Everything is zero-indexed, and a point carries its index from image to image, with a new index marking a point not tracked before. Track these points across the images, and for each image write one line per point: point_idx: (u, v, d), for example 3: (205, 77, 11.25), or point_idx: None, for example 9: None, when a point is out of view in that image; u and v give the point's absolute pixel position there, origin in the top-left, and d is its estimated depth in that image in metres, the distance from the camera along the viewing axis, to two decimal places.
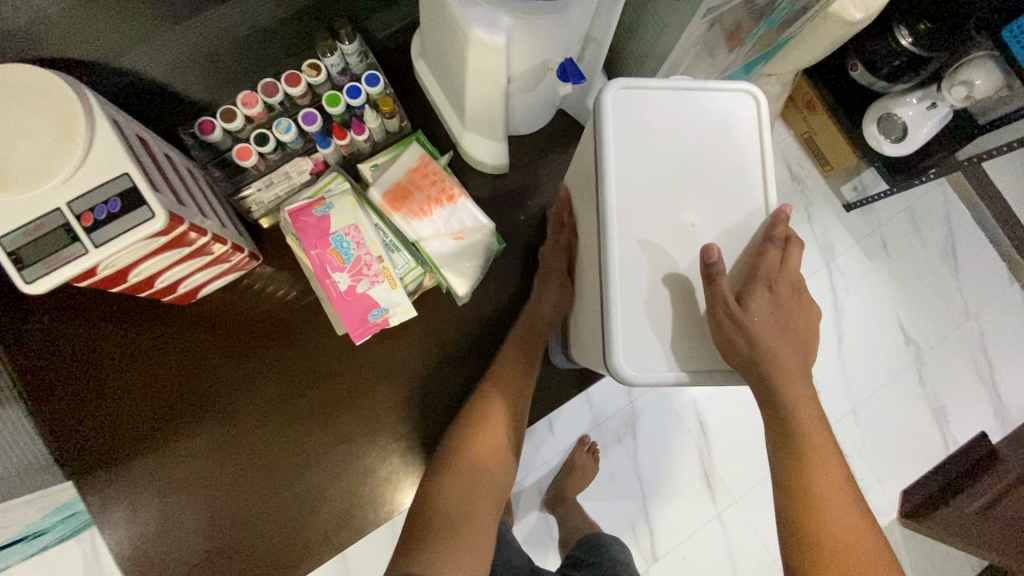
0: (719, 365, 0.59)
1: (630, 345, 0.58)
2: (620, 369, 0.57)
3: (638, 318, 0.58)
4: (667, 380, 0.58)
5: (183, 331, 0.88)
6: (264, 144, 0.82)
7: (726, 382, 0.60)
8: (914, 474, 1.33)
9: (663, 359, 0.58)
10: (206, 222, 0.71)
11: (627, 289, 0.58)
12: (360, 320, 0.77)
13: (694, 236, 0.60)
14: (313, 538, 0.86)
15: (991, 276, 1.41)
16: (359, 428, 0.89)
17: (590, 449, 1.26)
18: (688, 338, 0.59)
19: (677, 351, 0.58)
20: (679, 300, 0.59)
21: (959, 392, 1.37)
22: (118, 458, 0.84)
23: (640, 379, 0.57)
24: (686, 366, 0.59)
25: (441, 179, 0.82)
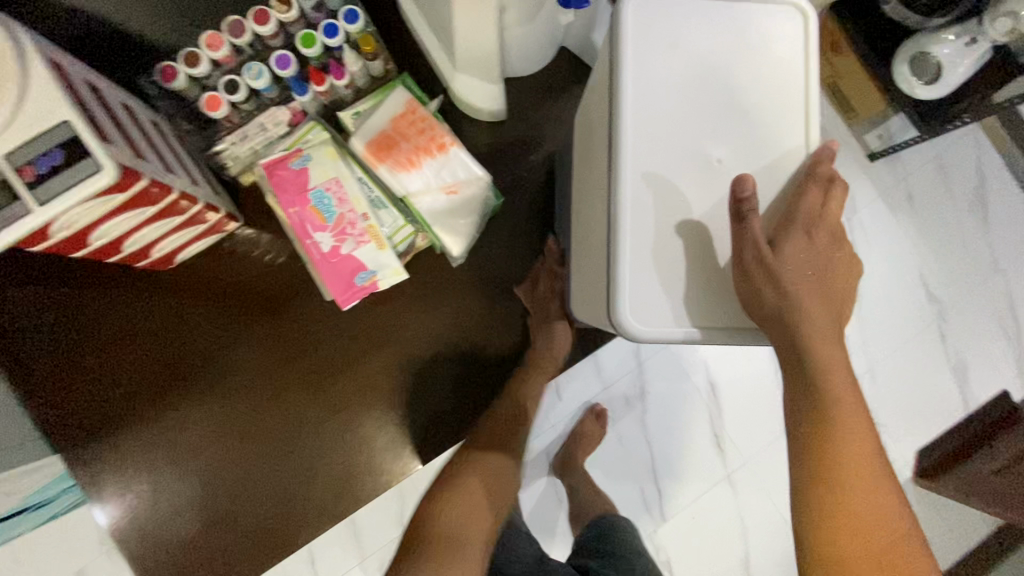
0: (741, 322, 0.53)
1: (639, 299, 0.51)
2: (628, 328, 0.51)
3: (650, 271, 0.51)
4: (682, 338, 0.52)
5: (163, 297, 0.82)
6: (235, 92, 0.74)
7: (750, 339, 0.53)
8: (929, 433, 1.29)
9: (678, 316, 0.51)
10: (171, 178, 0.65)
11: (640, 238, 0.51)
12: (346, 283, 0.71)
13: (719, 178, 0.52)
14: (311, 510, 0.83)
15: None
16: (353, 398, 0.85)
17: (598, 415, 1.21)
18: (707, 292, 0.52)
19: (696, 307, 0.52)
20: (696, 252, 0.52)
21: (983, 350, 1.30)
22: (105, 430, 0.80)
23: (648, 337, 0.51)
24: (706, 325, 0.52)
25: (430, 127, 0.74)
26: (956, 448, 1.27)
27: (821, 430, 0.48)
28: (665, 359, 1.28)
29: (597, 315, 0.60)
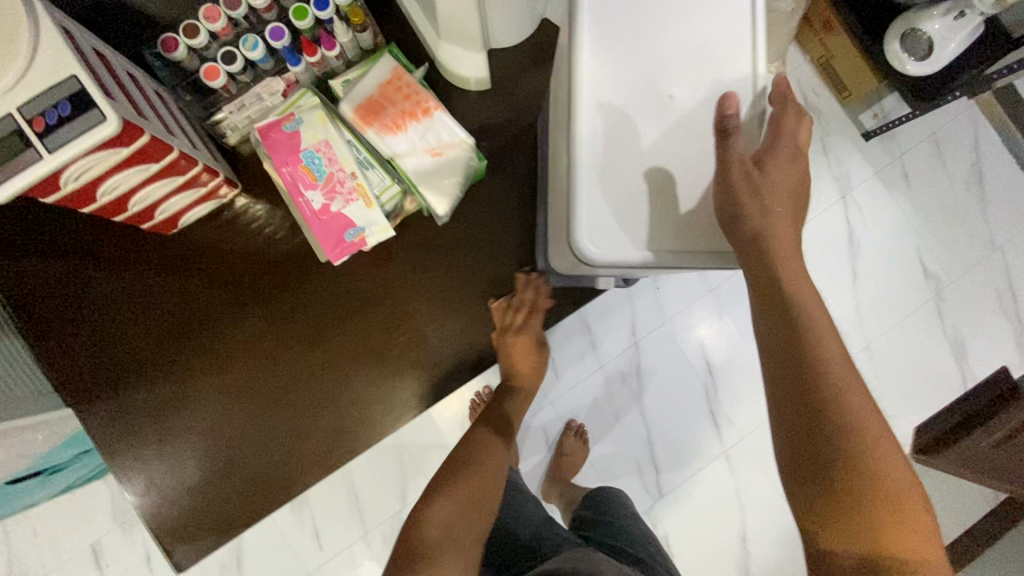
0: (695, 245, 0.58)
1: (595, 225, 0.57)
2: (584, 252, 0.56)
3: (606, 201, 0.57)
4: (636, 262, 0.57)
5: (167, 260, 0.87)
6: (232, 64, 0.78)
7: (700, 264, 0.58)
8: (928, 412, 1.30)
9: (633, 239, 0.57)
10: (172, 138, 0.70)
11: (597, 172, 0.57)
12: (336, 239, 0.76)
13: (670, 113, 0.58)
14: (308, 461, 0.87)
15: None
16: (348, 355, 0.89)
17: (578, 433, 1.27)
18: (662, 217, 0.58)
19: (648, 236, 0.57)
20: (650, 181, 0.58)
21: (984, 328, 1.31)
22: (115, 385, 0.85)
23: (603, 259, 0.57)
24: (658, 251, 0.57)
25: (415, 92, 0.78)
26: (953, 427, 1.28)
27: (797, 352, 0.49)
28: (660, 336, 1.30)
29: (567, 255, 0.66)
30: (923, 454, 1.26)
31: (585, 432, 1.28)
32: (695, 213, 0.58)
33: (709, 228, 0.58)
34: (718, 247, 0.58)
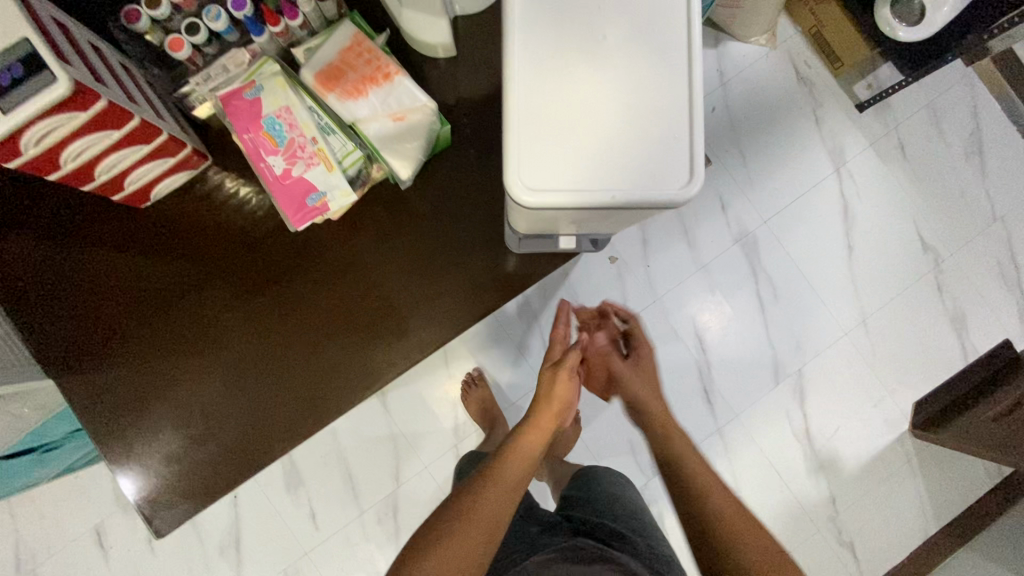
0: (628, 182, 0.59)
1: (528, 166, 0.58)
2: (516, 190, 0.58)
3: (540, 141, 0.58)
4: (569, 202, 0.58)
5: (140, 232, 0.89)
6: (195, 35, 0.80)
7: (635, 203, 0.58)
8: (883, 387, 1.55)
9: (568, 177, 0.58)
10: (133, 105, 0.72)
11: (529, 113, 0.59)
12: (298, 204, 0.77)
13: (601, 54, 0.60)
14: (282, 428, 0.89)
15: (950, 202, 1.59)
16: (320, 324, 0.90)
17: (568, 415, 1.41)
18: (597, 157, 0.59)
19: (580, 176, 0.58)
20: (584, 123, 0.59)
21: (917, 308, 1.57)
22: (92, 358, 0.87)
23: (538, 202, 0.58)
24: (591, 191, 0.58)
25: (377, 57, 0.78)
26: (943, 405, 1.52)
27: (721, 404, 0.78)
28: (653, 315, 1.53)
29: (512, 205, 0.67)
30: (922, 431, 1.51)
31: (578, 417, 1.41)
32: (629, 153, 0.59)
33: (643, 167, 0.58)
34: (651, 185, 0.58)
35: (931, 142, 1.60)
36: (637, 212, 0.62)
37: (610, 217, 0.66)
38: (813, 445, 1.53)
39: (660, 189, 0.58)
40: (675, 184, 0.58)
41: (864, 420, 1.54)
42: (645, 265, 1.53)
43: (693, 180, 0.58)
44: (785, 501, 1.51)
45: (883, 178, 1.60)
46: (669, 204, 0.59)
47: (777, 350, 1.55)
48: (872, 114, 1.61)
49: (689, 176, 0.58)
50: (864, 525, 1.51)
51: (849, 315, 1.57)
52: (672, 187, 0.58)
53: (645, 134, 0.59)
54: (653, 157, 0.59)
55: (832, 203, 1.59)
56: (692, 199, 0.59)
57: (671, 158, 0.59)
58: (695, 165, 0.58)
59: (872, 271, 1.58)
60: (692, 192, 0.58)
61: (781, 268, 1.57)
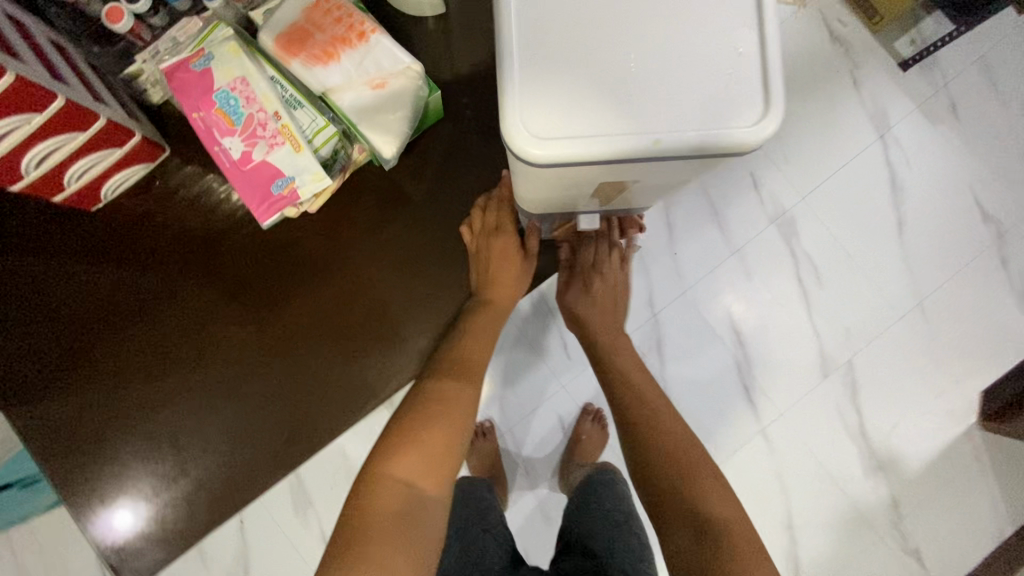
0: (686, 118, 0.39)
1: (529, 101, 0.39)
2: (514, 138, 0.39)
3: (543, 66, 0.39)
4: (590, 151, 0.39)
5: (92, 239, 0.77)
6: (136, 2, 0.67)
7: (685, 147, 0.39)
8: (945, 376, 1.37)
9: (592, 118, 0.39)
10: (57, 84, 0.60)
11: (524, 23, 0.39)
12: (263, 192, 0.66)
13: None
14: (265, 459, 0.77)
15: (1010, 166, 1.41)
16: (301, 335, 0.78)
17: (595, 418, 1.30)
18: (632, 83, 0.39)
19: (604, 110, 0.39)
20: (609, 35, 0.40)
21: (979, 284, 1.39)
22: (43, 387, 0.75)
23: (548, 157, 0.39)
24: (621, 131, 0.39)
25: (348, 14, 0.65)
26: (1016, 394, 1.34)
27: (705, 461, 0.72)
28: (680, 307, 1.37)
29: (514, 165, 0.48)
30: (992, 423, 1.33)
31: (604, 419, 1.30)
32: (674, 74, 0.39)
33: (695, 94, 0.39)
34: (709, 119, 0.39)
35: (986, 99, 1.43)
36: (693, 163, 0.43)
37: (658, 169, 0.46)
38: (870, 443, 1.36)
39: (723, 125, 0.39)
40: (742, 118, 0.39)
41: (926, 414, 1.37)
42: (671, 253, 1.38)
43: (769, 111, 0.39)
44: (841, 508, 1.34)
45: (934, 143, 1.42)
46: (736, 149, 0.40)
47: (824, 340, 1.38)
48: (916, 72, 1.43)
49: (764, 106, 0.39)
50: (931, 532, 1.33)
51: (904, 297, 1.39)
52: (739, 123, 0.39)
53: (694, 49, 0.39)
54: (718, 78, 0.39)
55: (878, 172, 1.41)
56: (769, 140, 0.39)
57: (736, 81, 0.39)
58: (774, 90, 0.38)
59: (927, 247, 1.40)
60: (769, 130, 0.39)
61: (823, 248, 1.40)
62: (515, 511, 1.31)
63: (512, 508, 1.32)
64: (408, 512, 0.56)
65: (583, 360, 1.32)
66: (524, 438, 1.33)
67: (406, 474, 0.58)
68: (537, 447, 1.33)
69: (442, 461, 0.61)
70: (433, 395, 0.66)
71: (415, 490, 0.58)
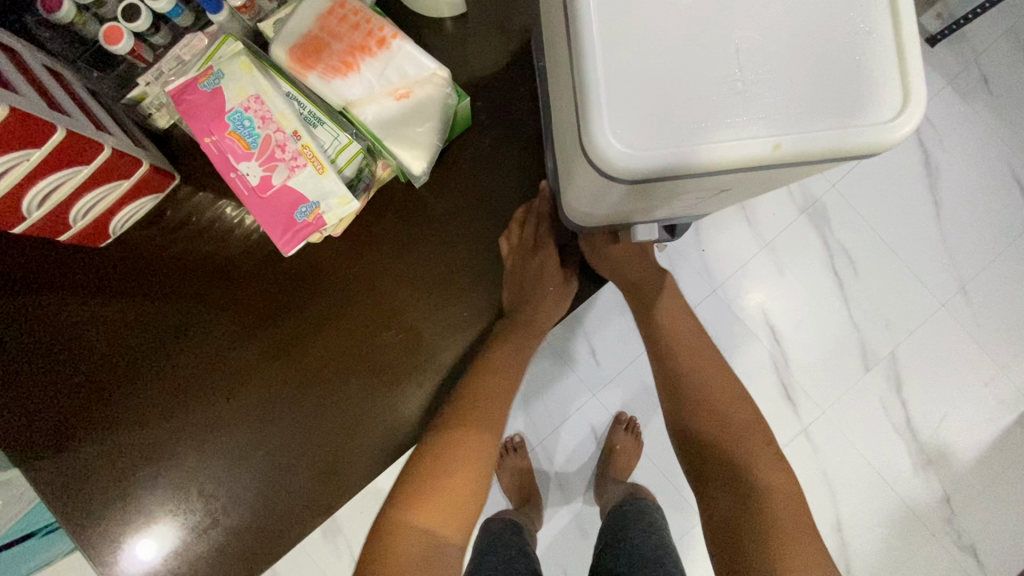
0: (808, 117, 0.33)
1: (622, 104, 0.32)
2: (610, 150, 0.32)
3: (638, 61, 0.33)
4: (699, 161, 0.33)
5: (103, 276, 0.72)
6: (135, 20, 0.62)
7: (810, 151, 0.33)
8: (993, 362, 1.31)
9: (698, 122, 0.33)
10: (55, 115, 0.55)
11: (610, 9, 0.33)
12: (286, 220, 0.61)
13: None
14: (299, 502, 0.71)
15: None
16: (330, 367, 0.72)
17: (628, 427, 1.24)
18: (740, 78, 0.33)
19: (715, 111, 0.33)
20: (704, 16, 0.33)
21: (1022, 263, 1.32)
22: (60, 438, 0.70)
23: (647, 168, 0.33)
24: (737, 135, 0.33)
25: (366, 19, 0.60)
26: None
27: (771, 477, 0.69)
28: (712, 307, 1.30)
29: (585, 177, 0.42)
30: None
31: (637, 427, 1.24)
32: (794, 63, 0.33)
33: (819, 87, 0.33)
34: (837, 115, 0.33)
35: (1019, 72, 1.36)
36: (799, 170, 0.37)
37: (748, 181, 0.40)
38: (917, 437, 1.29)
39: (853, 123, 0.33)
40: (875, 114, 0.33)
41: (975, 403, 1.30)
42: (700, 250, 1.31)
43: (906, 106, 0.33)
44: (890, 507, 1.28)
45: (969, 119, 1.34)
46: (865, 150, 0.34)
47: (864, 333, 1.31)
48: (945, 47, 1.36)
49: (900, 100, 0.33)
50: (986, 526, 1.27)
51: (946, 282, 1.32)
52: (872, 119, 0.33)
53: (814, 30, 0.33)
54: (840, 70, 0.33)
55: (909, 155, 1.34)
56: (904, 139, 0.34)
57: (864, 69, 0.34)
58: (909, 82, 0.33)
59: (967, 228, 1.33)
60: (908, 124, 0.33)
61: (858, 236, 1.32)
62: (549, 527, 1.26)
63: (548, 524, 1.26)
64: (430, 559, 0.62)
65: (614, 368, 1.26)
66: (553, 449, 1.27)
67: (425, 523, 0.64)
68: (570, 458, 1.27)
69: (457, 506, 0.66)
70: (447, 439, 0.68)
71: (429, 535, 0.64)
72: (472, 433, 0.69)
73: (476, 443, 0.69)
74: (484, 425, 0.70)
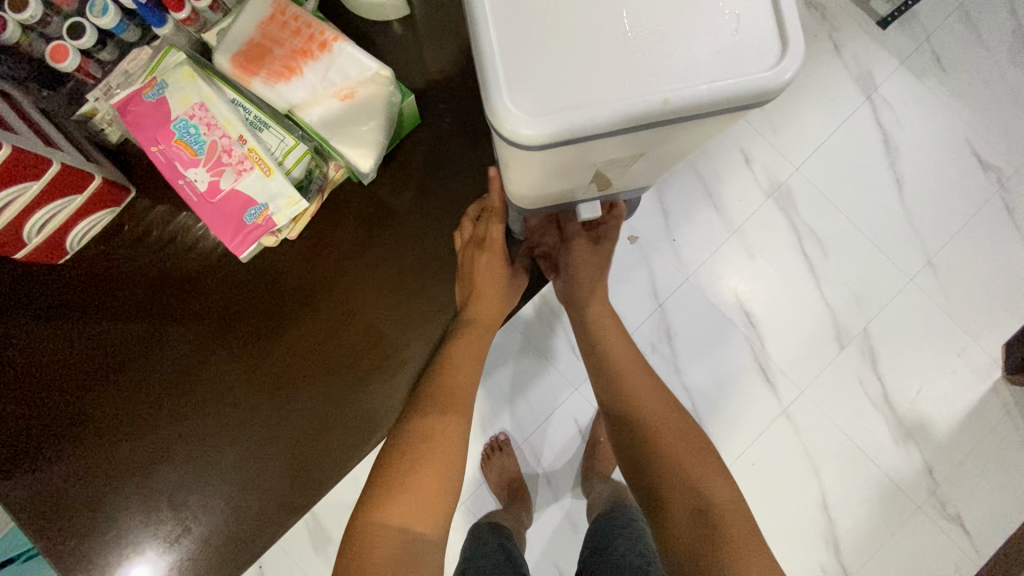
0: (691, 75, 0.36)
1: (519, 78, 0.35)
2: (510, 118, 0.35)
3: (534, 42, 0.36)
4: (596, 122, 0.36)
5: (64, 293, 0.72)
6: (81, 38, 0.63)
7: (697, 105, 0.36)
8: (965, 332, 1.33)
9: (591, 87, 0.35)
10: (1, 132, 0.56)
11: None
12: (236, 222, 0.62)
13: None
14: (271, 505, 0.72)
15: (1002, 110, 1.38)
16: (295, 370, 0.73)
17: None
18: (627, 49, 0.36)
19: (607, 77, 0.36)
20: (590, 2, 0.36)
21: (986, 234, 1.35)
22: (30, 456, 0.70)
23: (547, 135, 0.36)
24: (629, 94, 0.36)
25: (306, 24, 0.61)
26: None
27: None
28: (687, 294, 1.32)
29: (509, 158, 0.45)
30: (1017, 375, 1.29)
31: None
32: (680, 25, 0.36)
33: (702, 43, 0.36)
34: (724, 69, 0.36)
35: (970, 48, 1.39)
36: (701, 125, 0.40)
37: (658, 143, 0.43)
38: (896, 411, 1.31)
39: (737, 74, 0.36)
40: (758, 63, 0.36)
41: (949, 374, 1.32)
42: (670, 240, 1.34)
43: (785, 54, 0.36)
44: (874, 481, 1.29)
45: (924, 97, 1.38)
46: (754, 98, 0.37)
47: (837, 312, 1.33)
48: (896, 29, 1.40)
49: (781, 49, 0.36)
50: (968, 495, 1.29)
51: (912, 257, 1.34)
52: (755, 69, 0.36)
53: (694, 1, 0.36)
54: (719, 30, 0.36)
55: (869, 134, 1.37)
56: (789, 85, 0.37)
57: (744, 25, 0.37)
58: (787, 32, 0.36)
59: (929, 203, 1.36)
60: (789, 72, 0.36)
61: (824, 217, 1.35)
62: (539, 524, 1.27)
63: (538, 521, 1.27)
64: (406, 546, 0.67)
65: None
66: (538, 446, 1.28)
67: (401, 521, 0.68)
68: (557, 455, 1.28)
69: (434, 498, 0.71)
70: (422, 433, 0.73)
71: (405, 533, 0.68)
72: (442, 426, 0.74)
73: (447, 435, 0.74)
74: (454, 415, 0.76)
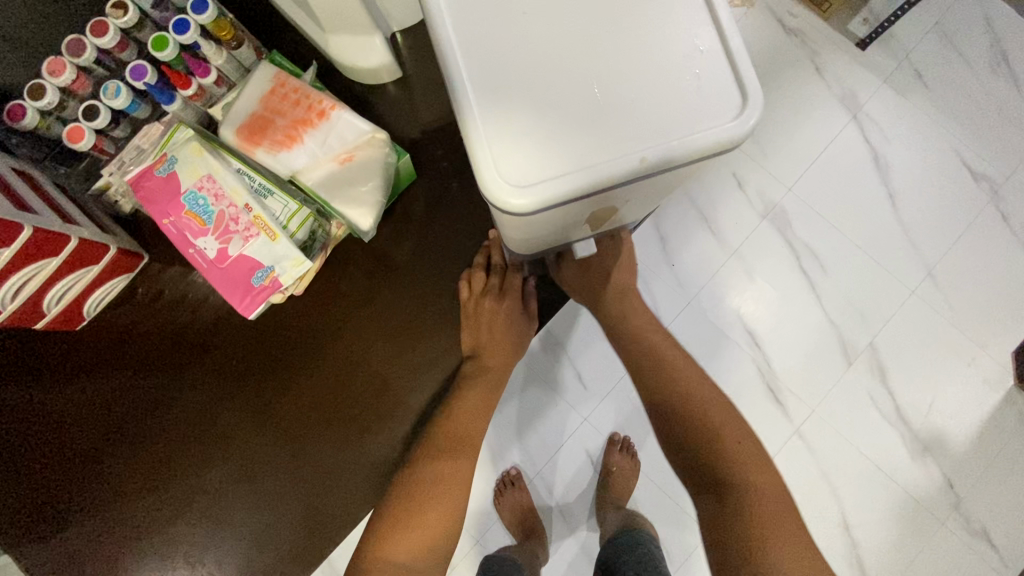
0: (663, 132, 0.39)
1: (503, 153, 0.38)
2: (500, 193, 0.38)
3: (514, 121, 0.39)
4: (579, 186, 0.38)
5: (81, 357, 0.75)
6: (95, 118, 0.68)
7: (670, 159, 0.39)
8: (973, 341, 1.33)
9: (570, 154, 0.38)
10: (24, 215, 0.59)
11: (487, 81, 0.39)
12: (245, 285, 0.66)
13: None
14: (285, 556, 0.74)
15: (988, 121, 1.41)
16: (303, 423, 0.75)
17: (623, 447, 1.24)
18: (599, 114, 0.39)
19: (586, 141, 0.39)
20: (563, 81, 0.39)
21: (984, 242, 1.36)
22: (46, 520, 0.71)
23: (533, 202, 0.38)
24: (607, 154, 0.39)
25: (305, 95, 0.65)
26: None
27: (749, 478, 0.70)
28: (690, 318, 1.33)
29: (501, 219, 0.48)
30: None
31: (632, 446, 1.24)
32: (647, 88, 0.39)
33: (669, 103, 0.39)
34: (691, 123, 0.39)
35: (951, 63, 1.42)
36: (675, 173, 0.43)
37: (636, 189, 0.46)
38: (910, 425, 1.30)
39: (702, 127, 0.39)
40: (721, 116, 0.39)
41: (962, 383, 1.31)
42: (670, 265, 1.35)
43: (745, 105, 0.39)
44: (896, 498, 1.27)
45: (908, 113, 1.41)
46: (719, 147, 0.40)
47: (841, 327, 1.33)
48: (876, 49, 1.44)
49: (741, 102, 0.40)
50: (993, 508, 1.26)
51: (913, 270, 1.35)
52: (718, 121, 0.39)
53: (659, 66, 0.40)
54: (683, 90, 0.40)
55: (859, 151, 1.40)
56: (751, 132, 0.40)
57: (705, 80, 0.40)
58: (746, 86, 0.40)
59: (924, 214, 1.38)
60: (749, 121, 0.39)
61: (820, 234, 1.37)
62: (555, 559, 1.25)
63: (553, 556, 1.26)
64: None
65: (601, 389, 1.27)
66: (550, 479, 1.27)
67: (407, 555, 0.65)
68: (570, 486, 1.27)
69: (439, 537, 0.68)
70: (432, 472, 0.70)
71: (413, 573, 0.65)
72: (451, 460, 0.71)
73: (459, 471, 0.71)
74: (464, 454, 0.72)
